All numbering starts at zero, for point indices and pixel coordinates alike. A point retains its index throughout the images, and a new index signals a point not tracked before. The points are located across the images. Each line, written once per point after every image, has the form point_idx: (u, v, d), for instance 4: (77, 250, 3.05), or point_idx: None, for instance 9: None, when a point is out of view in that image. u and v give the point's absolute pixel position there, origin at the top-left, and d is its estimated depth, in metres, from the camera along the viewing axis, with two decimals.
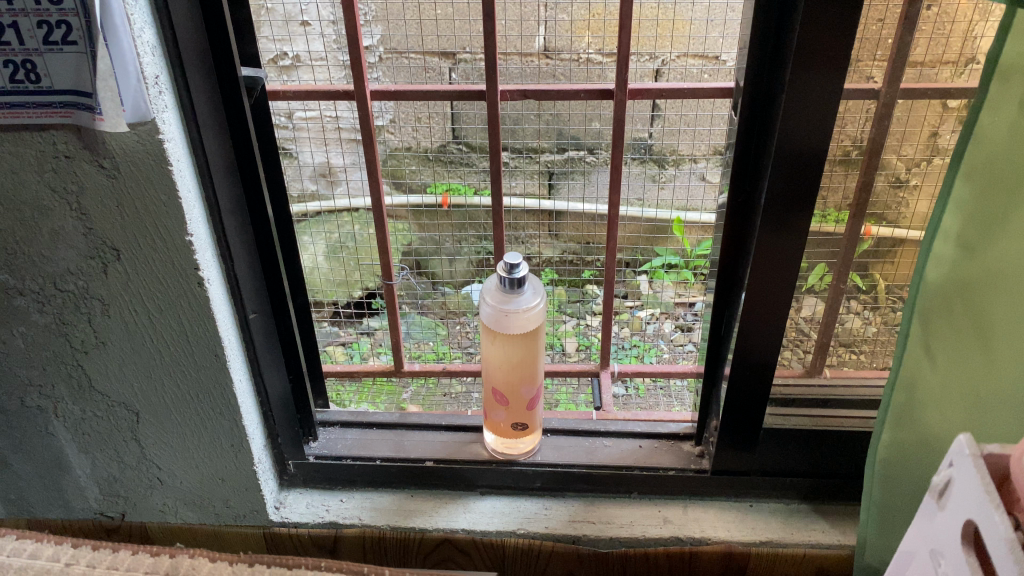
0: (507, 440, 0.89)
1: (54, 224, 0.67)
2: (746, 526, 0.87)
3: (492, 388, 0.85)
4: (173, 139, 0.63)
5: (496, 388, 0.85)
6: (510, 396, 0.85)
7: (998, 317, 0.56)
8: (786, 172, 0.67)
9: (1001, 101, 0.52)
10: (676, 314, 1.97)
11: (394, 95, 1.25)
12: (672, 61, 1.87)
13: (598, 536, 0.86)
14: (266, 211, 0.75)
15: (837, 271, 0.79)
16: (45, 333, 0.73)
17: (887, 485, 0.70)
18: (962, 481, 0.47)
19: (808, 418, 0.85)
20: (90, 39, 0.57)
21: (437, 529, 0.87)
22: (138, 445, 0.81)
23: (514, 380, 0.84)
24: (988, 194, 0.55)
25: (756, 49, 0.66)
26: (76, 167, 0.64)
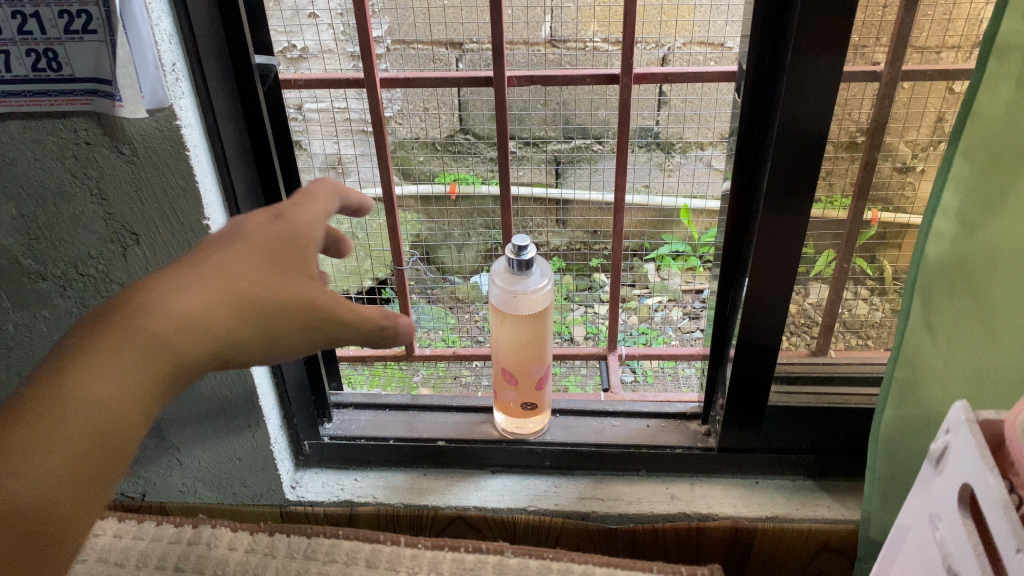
0: (518, 420, 0.91)
1: (76, 210, 0.69)
2: (752, 502, 0.89)
3: (502, 368, 0.87)
4: (190, 125, 0.65)
5: (507, 368, 0.86)
6: (521, 376, 0.87)
7: (998, 292, 0.58)
8: (790, 154, 0.68)
9: (997, 79, 0.53)
10: (684, 302, 2.03)
11: (402, 82, 1.27)
12: (679, 48, 1.89)
13: (607, 513, 0.88)
14: (280, 195, 0.77)
15: (843, 251, 0.81)
16: (67, 317, 0.75)
17: (890, 458, 0.72)
18: (960, 447, 0.48)
19: (814, 396, 0.86)
20: (109, 27, 0.59)
21: (449, 507, 0.89)
22: (157, 427, 0.84)
23: (524, 360, 0.86)
24: (988, 171, 0.56)
25: (759, 34, 0.67)
26: (97, 154, 0.66)
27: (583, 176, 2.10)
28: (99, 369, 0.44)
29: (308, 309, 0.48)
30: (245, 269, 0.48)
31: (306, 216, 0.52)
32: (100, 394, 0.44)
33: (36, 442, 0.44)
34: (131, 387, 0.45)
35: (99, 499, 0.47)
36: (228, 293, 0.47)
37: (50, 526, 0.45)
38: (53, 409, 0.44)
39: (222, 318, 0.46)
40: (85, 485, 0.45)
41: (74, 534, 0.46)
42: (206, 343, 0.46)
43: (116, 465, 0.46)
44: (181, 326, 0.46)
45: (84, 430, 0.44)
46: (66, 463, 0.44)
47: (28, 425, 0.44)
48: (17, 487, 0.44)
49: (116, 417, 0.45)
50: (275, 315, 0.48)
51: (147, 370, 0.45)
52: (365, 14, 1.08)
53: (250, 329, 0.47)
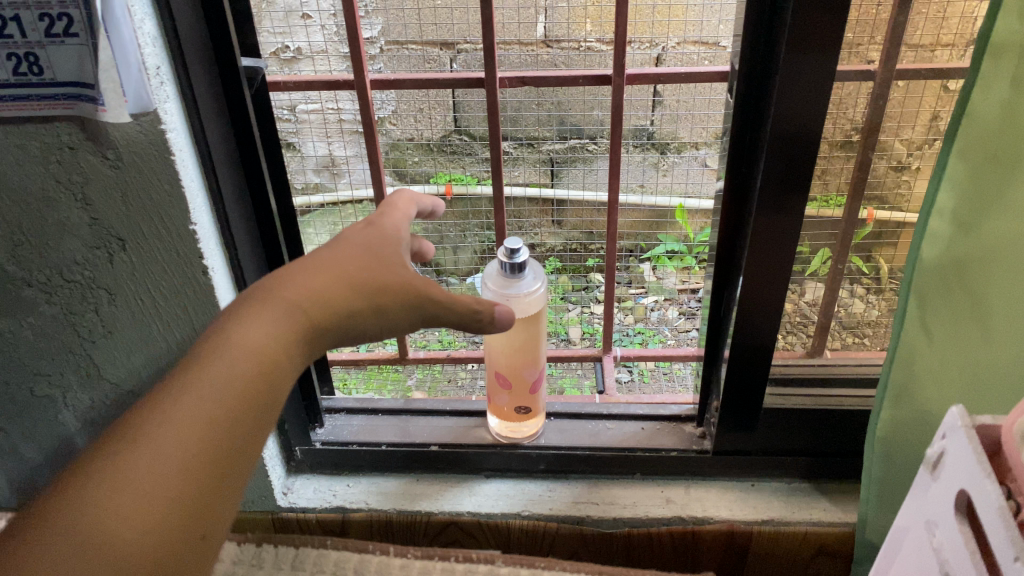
0: (512, 424, 0.90)
1: (61, 216, 0.68)
2: (748, 505, 0.88)
3: (496, 371, 0.86)
4: (176, 129, 0.64)
5: (501, 371, 0.85)
6: (515, 378, 0.86)
7: (994, 291, 0.58)
8: (784, 153, 0.67)
9: (991, 79, 0.53)
10: (680, 301, 2.02)
11: (393, 83, 1.25)
12: (673, 48, 1.88)
13: (602, 517, 0.87)
14: (269, 198, 0.77)
15: (838, 251, 0.81)
16: (53, 323, 0.74)
17: (886, 462, 0.71)
18: (956, 453, 0.48)
19: (809, 397, 0.85)
20: (91, 31, 0.58)
21: (442, 513, 0.88)
22: None
23: (518, 363, 0.85)
24: (983, 171, 0.55)
25: (751, 33, 0.66)
26: (81, 159, 0.65)
27: (578, 176, 2.09)
28: (252, 334, 0.53)
29: (411, 290, 0.59)
30: (358, 257, 0.58)
31: (397, 218, 0.64)
32: (256, 356, 0.53)
33: (198, 401, 0.51)
34: (278, 348, 0.54)
35: (245, 458, 0.53)
36: (350, 273, 0.57)
37: (212, 478, 0.51)
38: (220, 365, 0.52)
39: (348, 292, 0.56)
40: (238, 442, 0.52)
41: (226, 491, 0.52)
42: (334, 313, 0.56)
43: (261, 425, 0.53)
44: (314, 297, 0.55)
45: (242, 387, 0.52)
46: (225, 418, 0.51)
47: (193, 386, 0.51)
48: (183, 440, 0.50)
49: (266, 377, 0.53)
50: (385, 289, 0.58)
51: (290, 335, 0.54)
52: (354, 14, 1.07)
53: (368, 302, 0.57)
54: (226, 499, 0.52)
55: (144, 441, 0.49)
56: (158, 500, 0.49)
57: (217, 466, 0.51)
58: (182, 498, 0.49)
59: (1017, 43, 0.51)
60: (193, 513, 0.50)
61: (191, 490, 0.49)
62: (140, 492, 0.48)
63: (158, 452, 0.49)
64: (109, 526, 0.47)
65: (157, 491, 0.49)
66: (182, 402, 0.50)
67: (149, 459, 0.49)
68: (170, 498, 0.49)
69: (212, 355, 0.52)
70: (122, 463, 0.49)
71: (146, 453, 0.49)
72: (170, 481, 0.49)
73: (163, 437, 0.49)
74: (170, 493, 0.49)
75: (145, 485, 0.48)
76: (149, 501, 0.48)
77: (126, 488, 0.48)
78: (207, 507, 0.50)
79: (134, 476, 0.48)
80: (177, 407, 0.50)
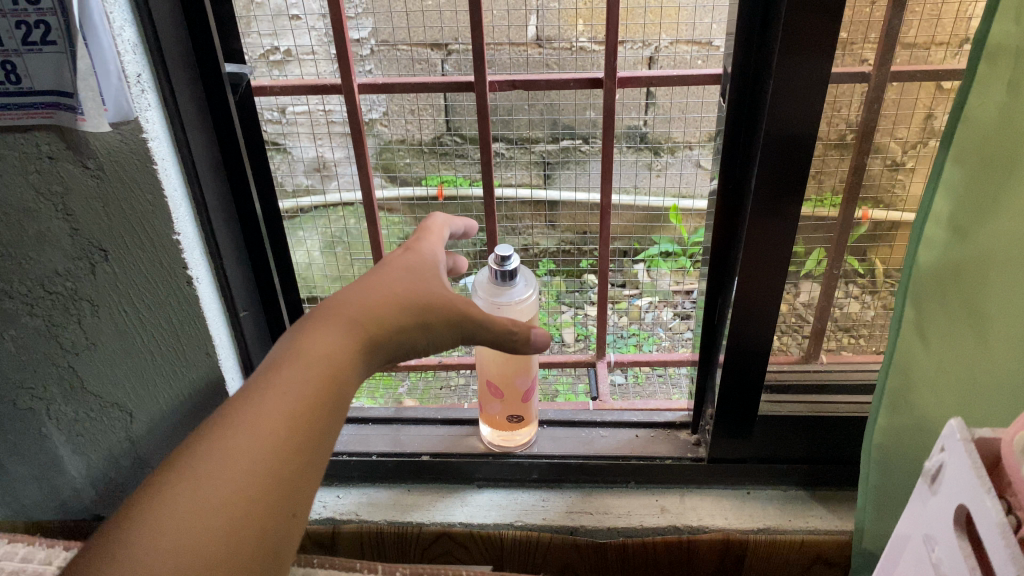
0: (505, 434, 0.89)
1: (41, 226, 0.66)
2: (743, 514, 0.87)
3: (487, 382, 0.85)
4: (158, 137, 0.63)
5: (491, 382, 0.84)
6: (505, 389, 0.85)
7: (993, 299, 0.56)
8: (777, 158, 0.66)
9: (987, 83, 0.52)
10: (674, 302, 2.00)
11: (382, 87, 1.24)
12: (665, 48, 1.88)
13: (596, 527, 0.86)
14: (254, 206, 0.75)
15: (834, 250, 0.79)
16: (35, 335, 0.73)
17: (883, 470, 0.70)
18: (955, 467, 0.47)
19: (805, 405, 0.84)
20: (69, 38, 0.57)
21: (434, 523, 0.87)
22: (132, 446, 0.81)
23: (508, 374, 0.83)
24: (979, 177, 0.54)
25: (743, 36, 0.65)
26: (61, 169, 0.63)
27: (571, 177, 2.08)
28: (315, 348, 0.50)
29: (458, 309, 0.57)
30: (402, 279, 0.56)
31: (427, 245, 0.62)
32: (325, 361, 0.49)
33: (264, 414, 0.46)
34: (343, 362, 0.50)
35: (314, 482, 0.47)
36: (400, 291, 0.55)
37: (284, 496, 0.45)
38: (292, 369, 0.48)
39: (400, 310, 0.54)
40: (307, 459, 0.47)
41: (295, 516, 0.46)
42: (390, 330, 0.53)
43: (329, 446, 0.49)
44: (370, 314, 0.53)
45: (310, 399, 0.48)
46: (294, 431, 0.46)
47: (258, 400, 0.47)
48: (253, 453, 0.45)
49: (332, 391, 0.49)
50: (433, 304, 0.56)
51: (352, 349, 0.51)
52: (341, 18, 1.05)
53: (419, 322, 0.55)
54: (295, 526, 0.46)
55: (210, 457, 0.44)
56: (226, 517, 0.43)
57: (288, 484, 0.45)
58: (252, 516, 0.44)
59: (1013, 47, 0.50)
60: (261, 536, 0.44)
61: (261, 507, 0.44)
62: (208, 509, 0.43)
63: (224, 466, 0.44)
64: (175, 546, 0.42)
65: (224, 508, 0.43)
66: (249, 415, 0.46)
67: (216, 474, 0.44)
68: (237, 517, 0.43)
69: (277, 369, 0.48)
70: (187, 480, 0.44)
71: (214, 467, 0.44)
72: (238, 496, 0.44)
73: (231, 451, 0.45)
74: (240, 509, 0.43)
75: (213, 500, 0.43)
76: (216, 520, 0.43)
77: (194, 504, 0.43)
78: (278, 529, 0.45)
79: (199, 493, 0.43)
80: (242, 420, 0.46)
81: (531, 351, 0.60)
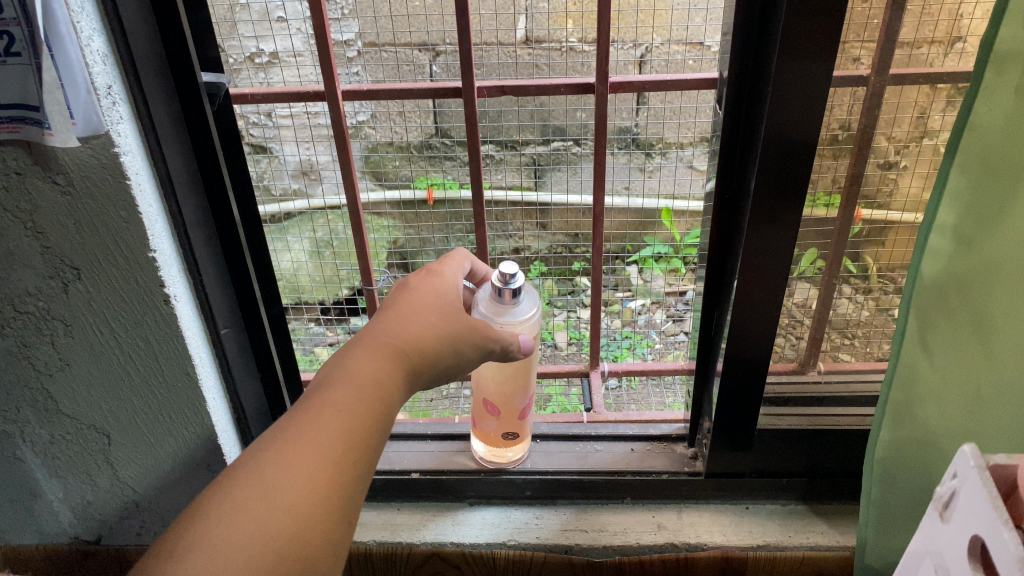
0: (498, 451, 0.86)
1: (9, 244, 0.64)
2: (742, 530, 0.85)
3: (487, 399, 0.82)
4: (130, 151, 0.60)
5: (491, 400, 0.81)
6: (505, 407, 0.82)
7: (999, 310, 0.53)
8: (775, 166, 0.64)
9: (995, 89, 0.49)
10: (667, 304, 1.94)
11: (368, 94, 1.21)
12: (655, 49, 1.85)
13: (591, 545, 0.84)
14: (235, 220, 0.73)
15: (833, 249, 0.76)
16: (6, 356, 0.70)
17: (884, 489, 0.67)
18: (968, 496, 0.44)
19: (806, 418, 0.82)
20: (34, 49, 0.54)
21: (425, 543, 0.85)
22: (111, 468, 0.78)
23: (509, 393, 0.81)
24: (986, 186, 0.51)
25: (740, 39, 0.63)
26: (29, 184, 0.61)
27: (561, 180, 2.06)
28: (360, 370, 0.52)
29: (478, 336, 0.62)
30: (434, 302, 0.61)
31: (455, 270, 0.68)
32: (375, 380, 0.52)
33: (316, 431, 0.49)
34: (386, 384, 0.53)
35: (362, 495, 0.50)
36: (431, 319, 0.59)
37: (334, 506, 0.47)
38: (346, 386, 0.51)
39: (433, 336, 0.58)
40: (358, 473, 0.49)
41: (344, 526, 0.48)
42: (424, 355, 0.57)
43: (374, 462, 0.51)
44: (407, 339, 0.56)
45: (359, 417, 0.50)
46: (346, 448, 0.49)
47: (308, 417, 0.49)
48: (308, 466, 0.47)
49: (379, 410, 0.52)
50: (462, 329, 0.61)
51: (392, 371, 0.54)
52: (324, 23, 1.02)
53: (448, 347, 0.59)
54: (346, 535, 0.48)
55: (266, 470, 0.47)
56: (285, 525, 0.45)
57: (341, 497, 0.48)
58: (308, 526, 0.46)
59: (1022, 52, 0.47)
60: (316, 544, 0.46)
61: (316, 517, 0.46)
62: (265, 519, 0.45)
63: (279, 480, 0.46)
64: (235, 554, 0.43)
65: (282, 519, 0.45)
66: (301, 431, 0.49)
67: (272, 487, 0.46)
68: (295, 526, 0.45)
69: (327, 389, 0.51)
70: (243, 491, 0.46)
71: (269, 481, 0.46)
72: (294, 508, 0.46)
73: (285, 463, 0.47)
74: (303, 516, 0.46)
75: (269, 512, 0.45)
76: (274, 528, 0.45)
77: (249, 515, 0.45)
78: (331, 538, 0.47)
79: (255, 504, 0.45)
80: (296, 437, 0.48)
81: (518, 356, 0.72)
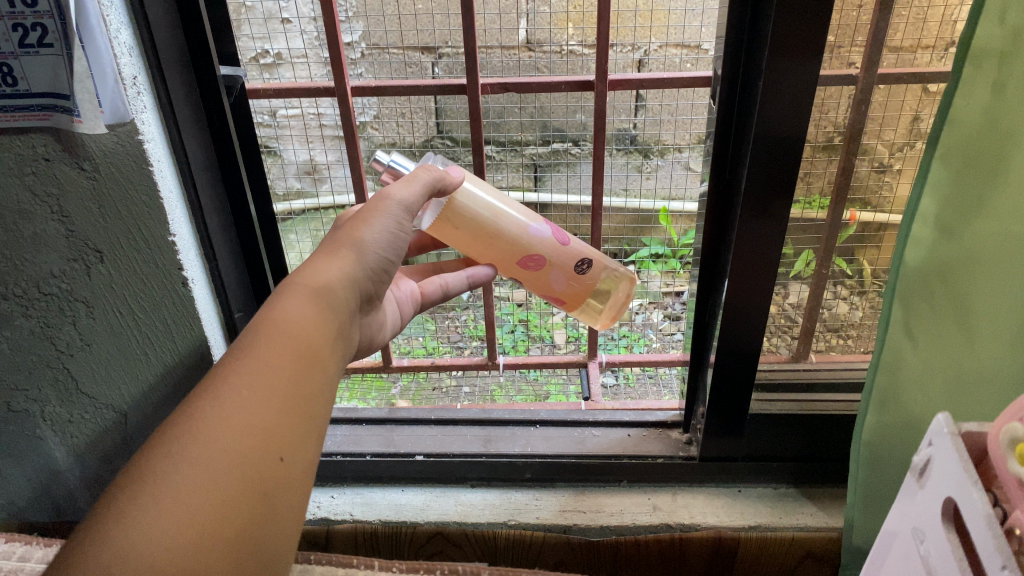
0: (600, 292, 0.82)
1: (36, 228, 0.67)
2: (734, 511, 0.88)
3: (523, 273, 0.79)
4: (153, 139, 0.63)
5: (517, 263, 0.78)
6: (531, 253, 0.77)
7: (977, 296, 0.54)
8: (765, 161, 0.67)
9: (973, 83, 0.50)
10: (664, 304, 2.02)
11: (375, 90, 1.25)
12: (654, 51, 1.89)
13: (589, 525, 0.87)
14: (247, 207, 0.76)
15: (823, 250, 0.79)
16: (29, 337, 0.73)
17: (871, 470, 0.68)
18: (941, 460, 0.44)
19: (794, 402, 0.86)
20: (65, 41, 0.58)
21: (428, 522, 0.89)
22: (127, 447, 0.81)
23: (518, 242, 0.76)
24: (964, 176, 0.52)
25: (733, 39, 0.66)
26: (56, 170, 0.64)
27: (560, 179, 2.10)
28: (270, 316, 0.48)
29: (378, 238, 0.57)
30: (324, 242, 0.56)
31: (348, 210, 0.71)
32: (288, 319, 0.48)
33: (237, 397, 0.43)
34: (300, 320, 0.48)
35: (307, 452, 0.45)
36: (333, 249, 0.55)
37: (272, 469, 0.43)
38: (257, 336, 0.46)
39: (340, 258, 0.54)
40: (291, 426, 0.45)
41: (289, 486, 0.43)
42: (340, 287, 0.52)
43: (312, 410, 0.47)
44: (318, 277, 0.52)
45: (285, 370, 0.46)
46: (273, 403, 0.44)
47: (223, 384, 0.44)
48: (234, 434, 0.42)
49: (308, 358, 0.47)
50: (351, 239, 0.55)
51: (316, 314, 0.49)
52: (334, 22, 1.06)
53: (361, 267, 0.55)
54: (285, 481, 0.43)
55: (186, 447, 0.41)
56: (221, 498, 0.40)
57: (276, 443, 0.43)
58: (232, 475, 0.41)
59: (1000, 48, 0.48)
60: (259, 512, 0.41)
61: (253, 485, 0.41)
62: (198, 499, 0.40)
63: (203, 452, 0.41)
64: (171, 541, 0.38)
65: (213, 494, 0.40)
66: (218, 398, 0.43)
67: (196, 463, 0.40)
68: (231, 495, 0.40)
69: (241, 350, 0.46)
70: (166, 470, 0.40)
71: (192, 457, 0.41)
72: (228, 479, 0.41)
73: (206, 434, 0.41)
74: (226, 467, 0.41)
75: (200, 489, 0.40)
76: (195, 484, 0.40)
77: (176, 498, 0.39)
78: (263, 482, 0.42)
79: (182, 484, 0.40)
80: (215, 403, 0.43)
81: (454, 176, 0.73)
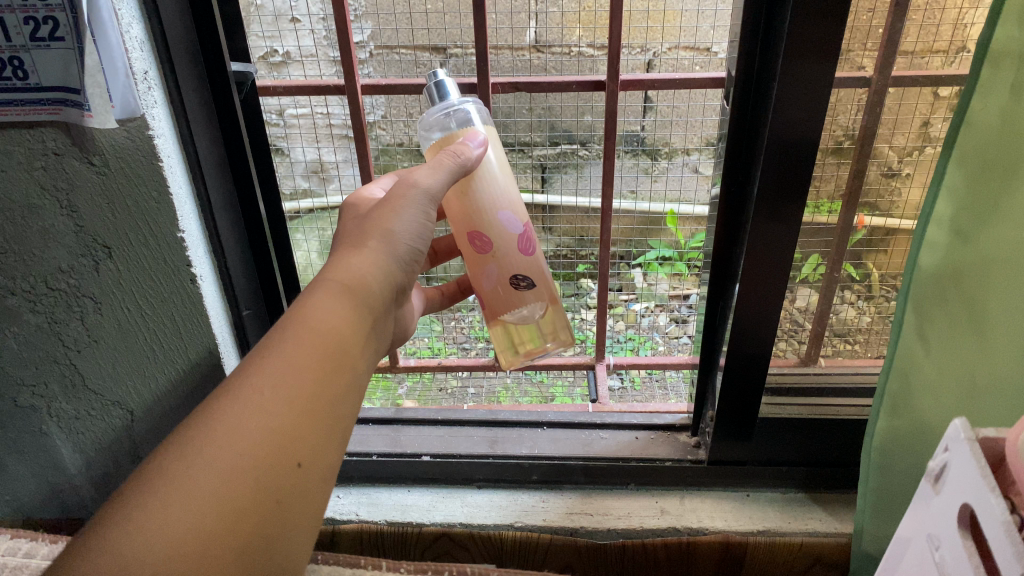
0: (525, 299, 0.67)
1: (45, 223, 0.66)
2: (742, 516, 0.88)
3: (465, 247, 0.66)
4: (162, 133, 0.63)
5: (466, 238, 0.65)
6: (484, 231, 0.64)
7: (993, 302, 0.52)
8: (778, 166, 0.66)
9: (991, 87, 0.49)
10: (671, 307, 2.01)
11: (385, 88, 1.24)
12: (664, 53, 1.89)
13: (596, 528, 0.87)
14: (256, 203, 0.75)
15: (833, 258, 0.79)
16: (36, 332, 0.73)
17: (880, 477, 0.67)
18: (958, 466, 0.42)
19: (806, 407, 0.85)
20: (77, 35, 0.57)
21: (434, 524, 0.88)
22: (132, 445, 0.81)
23: (484, 209, 0.64)
24: (980, 183, 0.51)
25: (748, 41, 0.65)
26: (66, 165, 0.63)
27: (568, 180, 2.10)
28: (302, 314, 0.47)
29: (404, 237, 0.55)
30: (351, 232, 0.55)
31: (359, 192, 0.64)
32: (321, 320, 0.47)
33: (258, 397, 0.43)
34: (331, 322, 0.47)
35: (327, 458, 0.45)
36: (366, 243, 0.53)
37: (289, 474, 0.42)
38: (287, 333, 0.46)
39: (371, 255, 0.53)
40: (314, 429, 0.44)
41: (305, 493, 0.43)
42: (372, 284, 0.52)
43: (337, 415, 0.46)
44: (352, 273, 0.51)
45: (313, 371, 0.45)
46: (295, 405, 0.43)
47: (247, 383, 0.43)
48: (252, 435, 0.42)
49: (336, 360, 0.46)
50: (382, 237, 0.54)
51: (348, 312, 0.49)
52: (345, 20, 1.05)
53: (392, 265, 0.54)
54: (302, 488, 0.43)
55: (202, 448, 0.41)
56: (235, 502, 0.40)
57: (296, 447, 0.43)
58: (247, 477, 0.40)
59: (1020, 51, 0.47)
60: (273, 516, 0.41)
61: (267, 492, 0.41)
62: (210, 501, 0.39)
63: (217, 453, 0.41)
64: (179, 541, 0.38)
65: (224, 496, 0.40)
66: (238, 400, 0.42)
67: (211, 467, 0.40)
68: (243, 497, 0.40)
69: (267, 347, 0.45)
70: (179, 470, 0.40)
71: (206, 457, 0.40)
72: (246, 482, 0.40)
73: (222, 438, 0.41)
74: (240, 468, 0.41)
75: (211, 490, 0.40)
76: (207, 483, 0.40)
77: (188, 503, 0.39)
78: (278, 486, 0.41)
79: (194, 486, 0.39)
80: (234, 402, 0.42)
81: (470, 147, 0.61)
